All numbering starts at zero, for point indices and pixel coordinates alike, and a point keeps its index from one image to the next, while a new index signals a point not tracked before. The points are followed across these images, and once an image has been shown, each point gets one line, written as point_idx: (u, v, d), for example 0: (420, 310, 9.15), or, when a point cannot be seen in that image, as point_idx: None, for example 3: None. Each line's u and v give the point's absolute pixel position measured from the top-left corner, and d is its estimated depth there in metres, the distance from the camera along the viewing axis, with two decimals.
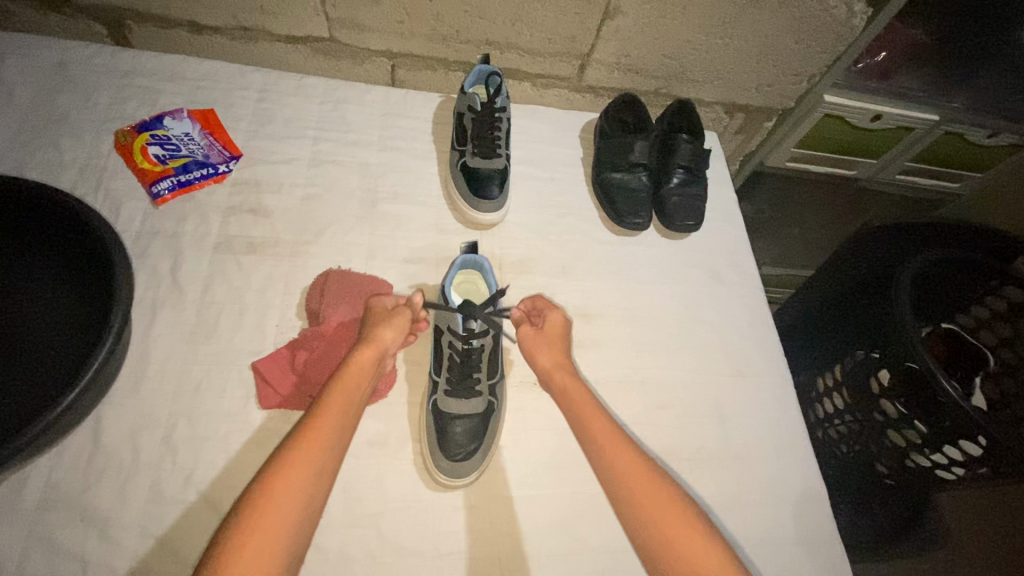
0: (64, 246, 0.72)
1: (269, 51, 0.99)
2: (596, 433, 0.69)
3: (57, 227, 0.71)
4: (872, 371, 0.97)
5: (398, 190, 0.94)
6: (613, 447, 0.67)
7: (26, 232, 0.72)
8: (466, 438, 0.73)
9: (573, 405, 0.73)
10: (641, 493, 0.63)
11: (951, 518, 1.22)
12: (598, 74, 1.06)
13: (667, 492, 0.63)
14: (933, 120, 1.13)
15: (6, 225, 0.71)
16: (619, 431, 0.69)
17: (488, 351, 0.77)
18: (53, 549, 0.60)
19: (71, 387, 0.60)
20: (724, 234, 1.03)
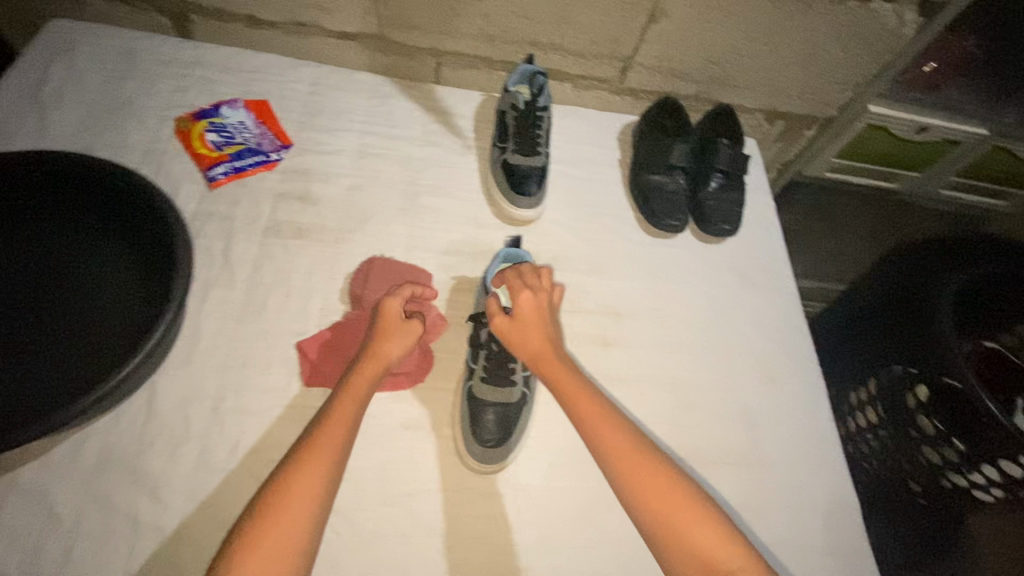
0: (128, 224, 0.76)
1: (321, 46, 1.03)
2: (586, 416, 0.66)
3: (123, 204, 0.76)
4: (909, 386, 0.98)
5: (438, 185, 0.96)
6: (610, 434, 0.65)
7: (92, 209, 0.76)
8: (496, 426, 0.74)
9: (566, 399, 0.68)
10: (648, 483, 0.61)
11: (990, 546, 1.18)
12: (639, 77, 1.07)
13: (676, 482, 0.61)
14: (980, 135, 1.14)
15: (78, 201, 0.76)
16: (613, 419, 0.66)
17: None
18: (108, 507, 0.63)
19: (134, 353, 0.64)
20: (761, 241, 1.02)
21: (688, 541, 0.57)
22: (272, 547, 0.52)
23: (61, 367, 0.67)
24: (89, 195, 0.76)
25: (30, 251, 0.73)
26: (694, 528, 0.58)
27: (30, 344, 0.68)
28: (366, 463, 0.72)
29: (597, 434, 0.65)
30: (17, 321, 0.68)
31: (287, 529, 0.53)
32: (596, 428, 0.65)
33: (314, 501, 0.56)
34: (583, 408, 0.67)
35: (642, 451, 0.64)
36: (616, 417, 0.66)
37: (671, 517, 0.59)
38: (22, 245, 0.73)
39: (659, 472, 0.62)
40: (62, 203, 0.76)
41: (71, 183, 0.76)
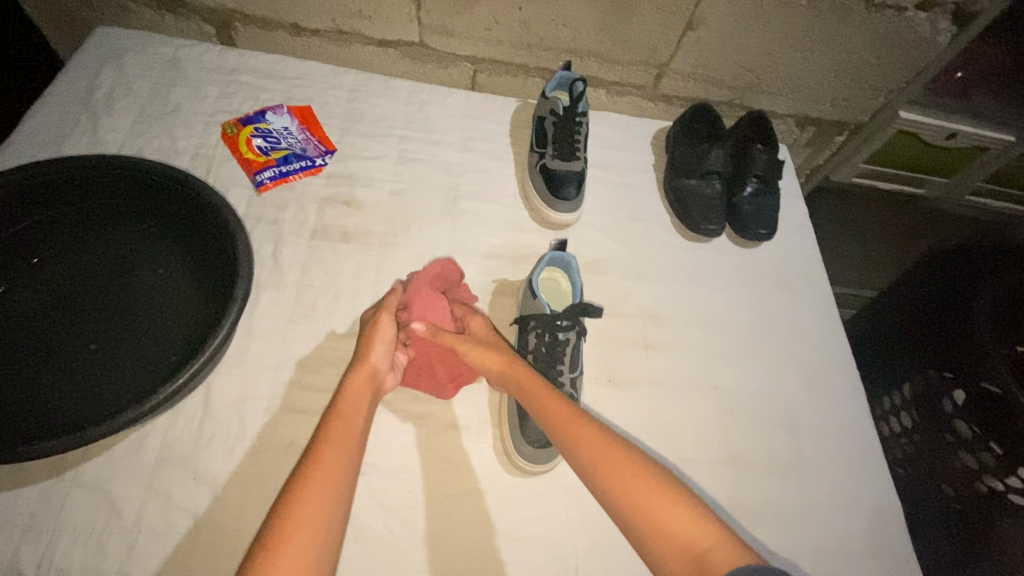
0: (185, 231, 0.78)
1: (361, 53, 1.05)
2: (557, 421, 0.65)
3: (183, 213, 0.79)
4: (945, 391, 0.98)
5: (478, 189, 0.98)
6: (580, 436, 0.63)
7: (150, 214, 0.79)
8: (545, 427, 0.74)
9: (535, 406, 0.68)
10: (617, 476, 0.59)
11: None
12: (673, 84, 1.08)
13: (645, 471, 0.59)
14: (1009, 141, 1.15)
15: (138, 206, 0.79)
16: (584, 421, 0.65)
17: (572, 346, 0.79)
18: (169, 504, 0.65)
19: (199, 354, 0.68)
20: (796, 246, 1.03)
21: (668, 532, 0.54)
22: (291, 565, 0.48)
23: (125, 367, 0.69)
24: (149, 201, 0.79)
25: (90, 254, 0.75)
26: (673, 517, 0.55)
27: (93, 344, 0.69)
28: (418, 462, 0.73)
29: (564, 438, 0.64)
30: (79, 322, 0.70)
31: (315, 516, 0.51)
32: (562, 431, 0.65)
33: (334, 485, 0.55)
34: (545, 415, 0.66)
35: (617, 449, 0.62)
36: (586, 419, 0.65)
37: (641, 507, 0.56)
38: (83, 249, 0.75)
39: (625, 464, 0.60)
40: (122, 210, 0.78)
41: (132, 190, 0.79)
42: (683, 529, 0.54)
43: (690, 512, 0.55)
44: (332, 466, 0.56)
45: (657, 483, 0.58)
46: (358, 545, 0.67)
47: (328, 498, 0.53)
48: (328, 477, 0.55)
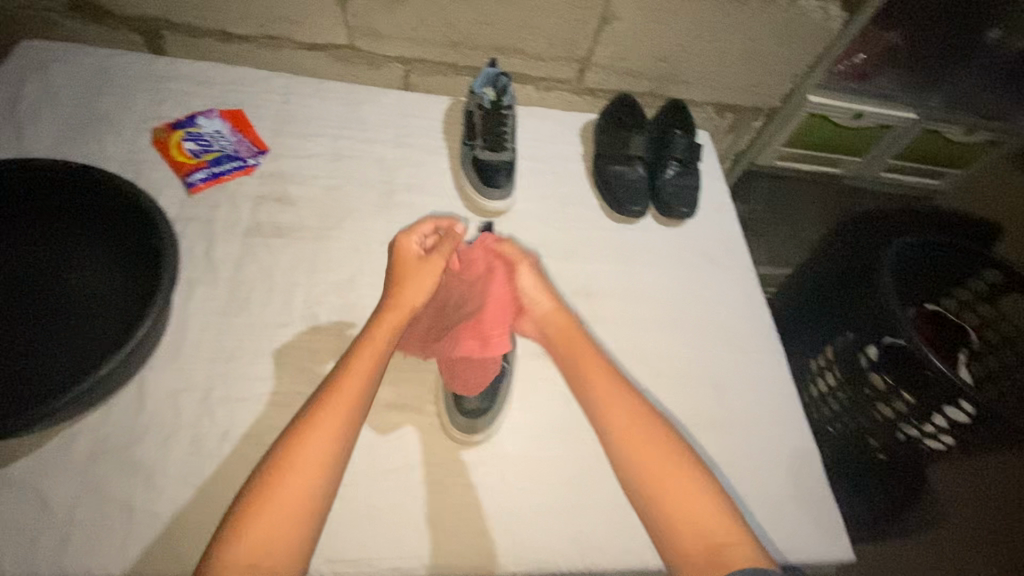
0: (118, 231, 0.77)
1: (293, 58, 1.08)
2: (602, 399, 0.69)
3: (112, 211, 0.76)
4: (861, 348, 1.05)
5: (412, 182, 1.01)
6: (621, 417, 0.67)
7: (81, 212, 0.77)
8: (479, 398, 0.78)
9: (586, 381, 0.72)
10: (649, 457, 0.63)
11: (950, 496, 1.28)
12: (597, 77, 1.14)
13: (697, 476, 0.62)
14: (913, 119, 1.27)
15: (67, 204, 0.77)
16: (633, 405, 0.69)
17: None
18: (103, 496, 0.65)
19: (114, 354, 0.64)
20: (718, 222, 1.09)
21: (689, 520, 0.58)
22: (285, 497, 0.54)
23: (57, 367, 0.69)
24: (78, 198, 0.77)
25: (24, 257, 0.75)
26: (696, 508, 0.59)
27: (24, 346, 0.70)
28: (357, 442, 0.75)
29: (614, 421, 0.67)
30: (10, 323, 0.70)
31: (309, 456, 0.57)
32: (613, 416, 0.68)
33: (333, 429, 0.59)
34: (600, 396, 0.69)
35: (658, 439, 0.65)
36: (635, 404, 0.69)
37: (680, 505, 0.59)
38: (17, 251, 0.75)
39: (675, 463, 0.63)
40: (51, 207, 0.76)
41: (57, 185, 0.76)
42: (706, 522, 0.58)
43: (725, 519, 0.58)
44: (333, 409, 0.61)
45: (688, 474, 0.62)
46: None
47: (325, 438, 0.59)
48: (329, 419, 0.60)
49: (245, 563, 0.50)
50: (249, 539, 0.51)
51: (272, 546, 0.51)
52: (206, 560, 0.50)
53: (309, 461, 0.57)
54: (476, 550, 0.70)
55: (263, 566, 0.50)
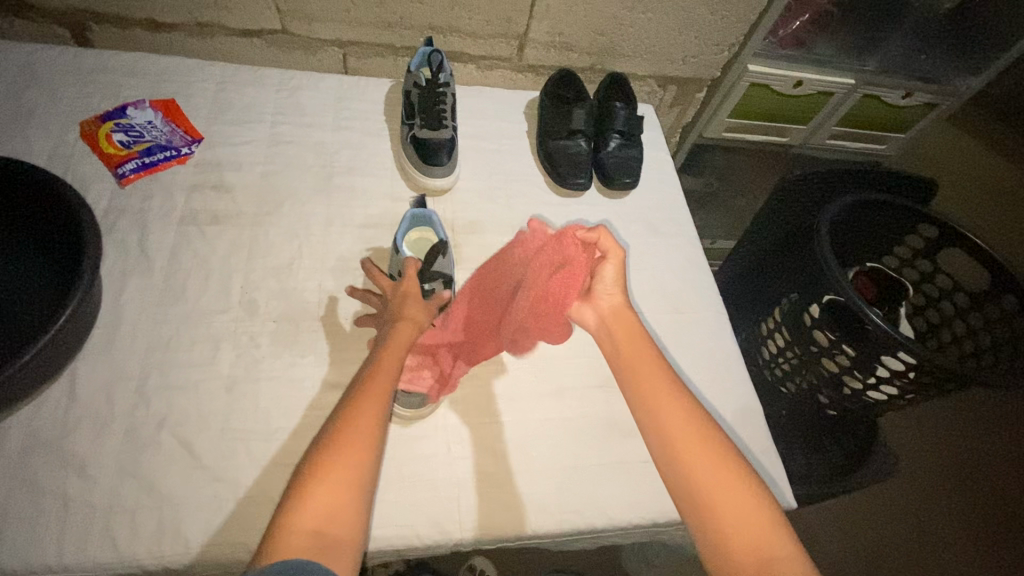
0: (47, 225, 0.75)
1: (226, 45, 1.06)
2: (643, 393, 0.67)
3: (38, 204, 0.75)
4: (804, 307, 1.08)
5: (353, 165, 1.00)
6: (667, 410, 0.65)
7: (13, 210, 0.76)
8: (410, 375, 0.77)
9: (629, 375, 0.70)
10: (688, 450, 0.62)
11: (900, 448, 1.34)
12: (537, 53, 1.14)
13: (734, 466, 0.61)
14: (851, 85, 1.30)
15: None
16: (676, 395, 0.67)
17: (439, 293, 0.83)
18: (35, 490, 0.64)
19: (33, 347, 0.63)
20: (661, 191, 1.10)
21: (730, 521, 0.57)
22: (339, 473, 0.55)
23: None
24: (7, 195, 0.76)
25: None
26: (736, 507, 0.58)
27: None
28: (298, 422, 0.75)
29: (662, 414, 0.65)
30: None
31: (360, 436, 0.58)
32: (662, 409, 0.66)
33: (376, 410, 0.61)
34: (644, 389, 0.68)
35: (701, 434, 0.63)
36: (678, 394, 0.67)
37: (725, 503, 0.58)
38: None
39: (722, 462, 0.61)
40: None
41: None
42: (750, 523, 0.56)
43: (773, 521, 0.57)
44: (376, 394, 0.62)
45: (734, 470, 0.60)
46: None
47: (371, 421, 0.60)
48: (373, 403, 0.61)
49: (310, 531, 0.51)
50: (309, 508, 0.52)
51: (332, 513, 0.53)
52: (270, 537, 0.51)
53: (362, 439, 0.58)
54: (422, 518, 0.71)
55: (328, 534, 0.51)
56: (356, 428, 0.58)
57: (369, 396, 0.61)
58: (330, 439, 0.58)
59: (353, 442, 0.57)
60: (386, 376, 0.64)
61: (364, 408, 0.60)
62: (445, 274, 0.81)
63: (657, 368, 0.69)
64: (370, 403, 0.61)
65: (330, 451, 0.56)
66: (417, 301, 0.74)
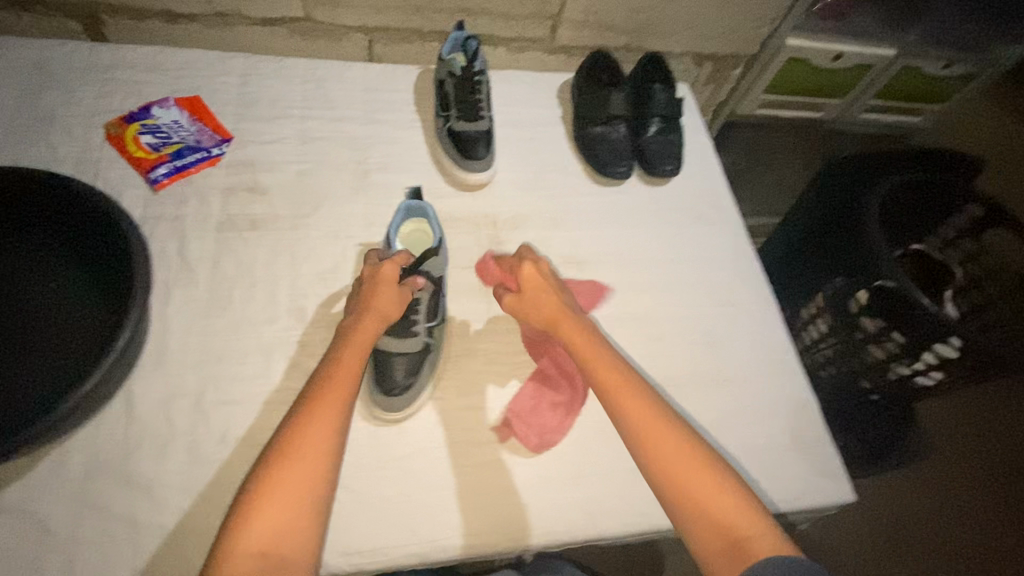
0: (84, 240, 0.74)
1: (247, 35, 1.01)
2: (605, 388, 0.68)
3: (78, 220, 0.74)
4: (850, 294, 1.06)
5: (388, 160, 0.97)
6: (629, 402, 0.67)
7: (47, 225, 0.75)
8: (389, 371, 0.74)
9: (588, 366, 0.71)
10: (656, 442, 0.63)
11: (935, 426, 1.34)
12: (570, 33, 1.09)
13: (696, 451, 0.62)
14: (891, 55, 1.27)
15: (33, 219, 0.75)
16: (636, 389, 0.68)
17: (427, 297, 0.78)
18: (103, 513, 0.63)
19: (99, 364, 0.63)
20: (704, 177, 1.07)
21: (708, 510, 0.58)
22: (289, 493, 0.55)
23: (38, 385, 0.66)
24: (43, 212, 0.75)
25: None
26: (712, 495, 0.59)
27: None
28: (356, 433, 0.73)
29: (642, 433, 0.64)
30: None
31: (310, 452, 0.58)
32: (640, 430, 0.65)
33: (328, 423, 0.60)
34: (626, 411, 0.66)
35: (669, 423, 0.65)
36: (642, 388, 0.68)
37: (700, 494, 0.59)
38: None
39: (686, 449, 0.62)
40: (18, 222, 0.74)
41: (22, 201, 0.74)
42: (726, 510, 0.58)
43: (744, 502, 0.58)
44: (330, 405, 0.61)
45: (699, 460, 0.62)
46: None
47: (325, 436, 0.59)
48: (326, 415, 0.61)
49: (257, 553, 0.52)
50: (250, 538, 0.52)
51: (280, 533, 0.54)
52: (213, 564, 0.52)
53: (313, 456, 0.58)
54: (489, 527, 0.71)
55: (275, 556, 0.52)
56: (306, 444, 0.58)
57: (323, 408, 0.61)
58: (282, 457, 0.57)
59: (300, 460, 0.57)
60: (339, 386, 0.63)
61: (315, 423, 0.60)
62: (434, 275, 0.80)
63: (611, 365, 0.70)
64: (322, 416, 0.60)
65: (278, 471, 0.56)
66: (390, 288, 0.73)
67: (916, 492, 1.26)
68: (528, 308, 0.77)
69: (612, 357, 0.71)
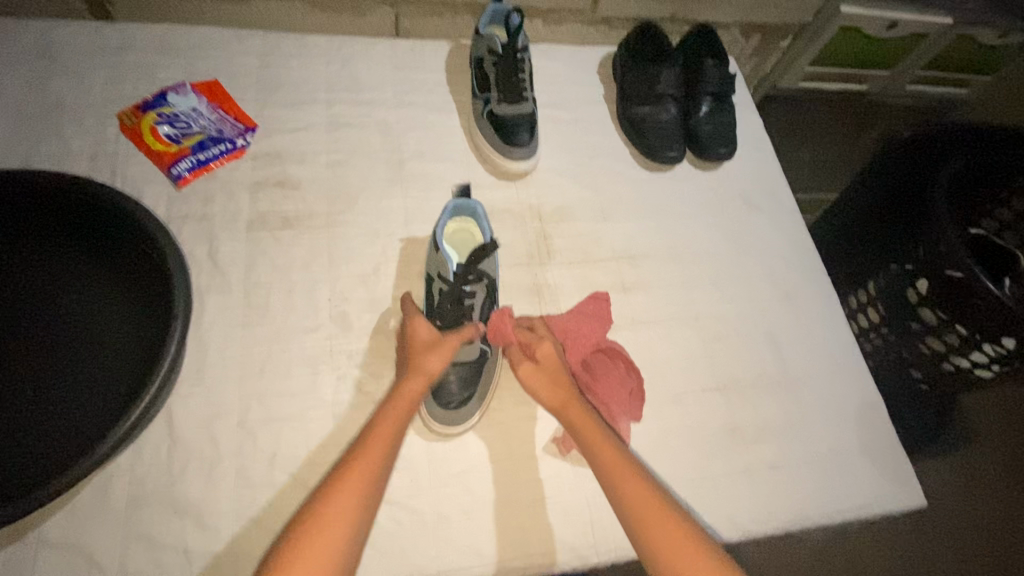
0: (112, 248, 0.71)
1: (264, 10, 0.92)
2: (604, 461, 0.63)
3: (106, 227, 0.71)
4: (908, 283, 0.99)
5: (423, 148, 0.90)
6: (623, 479, 0.62)
7: (69, 234, 0.71)
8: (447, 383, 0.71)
9: (583, 439, 0.66)
10: (654, 525, 0.58)
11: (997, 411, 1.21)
12: (613, 4, 1.00)
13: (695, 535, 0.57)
14: (946, 24, 1.15)
15: (54, 228, 0.71)
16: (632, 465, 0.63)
17: (480, 302, 0.74)
18: (152, 543, 0.59)
19: (154, 378, 0.62)
20: (756, 160, 1.01)
21: None
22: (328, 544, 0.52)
23: (82, 406, 0.63)
24: (65, 220, 0.71)
25: (13, 290, 0.67)
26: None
27: (41, 387, 0.63)
28: (412, 448, 0.70)
29: (649, 529, 0.58)
30: (19, 362, 0.64)
31: (352, 503, 0.55)
32: (646, 524, 0.58)
33: (376, 470, 0.58)
34: (627, 503, 0.60)
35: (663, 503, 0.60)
36: (633, 462, 0.64)
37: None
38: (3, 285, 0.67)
39: (677, 531, 0.57)
40: (40, 235, 0.70)
41: (41, 209, 0.70)
42: None
43: None
44: (376, 453, 0.59)
45: (696, 543, 0.56)
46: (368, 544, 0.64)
47: (369, 486, 0.57)
48: (372, 463, 0.59)
49: None
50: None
51: None
52: None
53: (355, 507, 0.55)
54: (555, 544, 0.68)
55: None
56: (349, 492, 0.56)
57: (370, 454, 0.59)
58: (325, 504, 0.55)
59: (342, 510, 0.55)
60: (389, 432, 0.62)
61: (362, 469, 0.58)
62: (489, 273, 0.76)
63: (606, 437, 0.65)
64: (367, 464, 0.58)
65: (319, 520, 0.54)
66: (436, 347, 0.67)
67: (998, 489, 1.13)
68: (533, 384, 0.70)
69: (610, 435, 0.65)
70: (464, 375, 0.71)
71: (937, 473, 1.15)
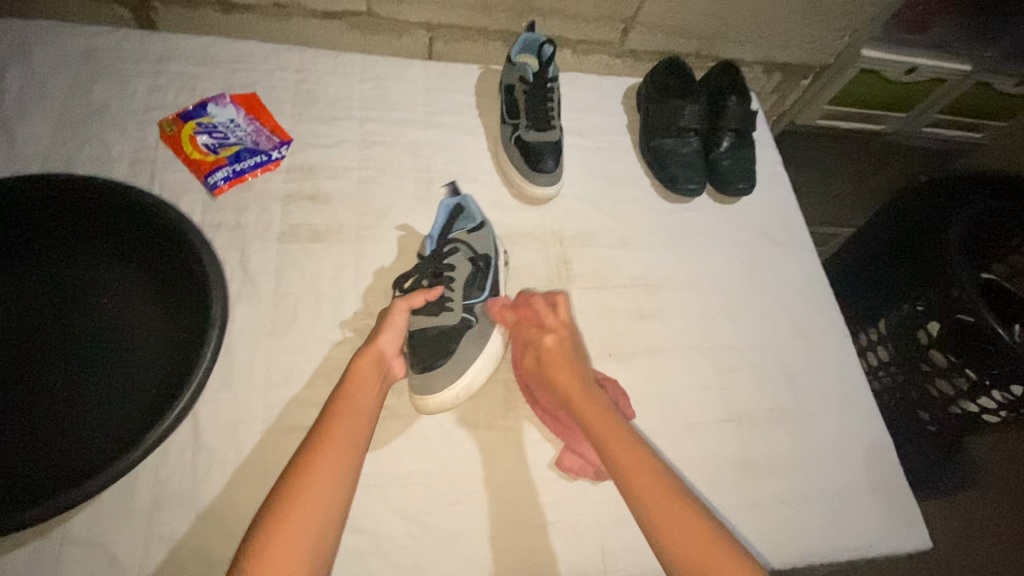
0: (148, 253, 0.74)
1: (303, 27, 0.95)
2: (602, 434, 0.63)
3: (145, 233, 0.74)
4: (921, 324, 0.99)
5: (452, 168, 0.92)
6: (618, 449, 0.61)
7: (106, 235, 0.74)
8: (426, 353, 0.72)
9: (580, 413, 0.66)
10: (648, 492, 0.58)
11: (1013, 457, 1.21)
12: (641, 37, 1.03)
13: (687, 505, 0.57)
14: (965, 71, 1.16)
15: (91, 230, 0.74)
16: (630, 435, 0.63)
17: (461, 274, 0.76)
18: (174, 546, 0.61)
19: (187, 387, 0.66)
20: (775, 196, 1.03)
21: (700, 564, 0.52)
22: (290, 542, 0.51)
23: (109, 405, 0.66)
24: (104, 221, 0.74)
25: (48, 285, 0.70)
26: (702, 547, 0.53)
27: (69, 383, 0.66)
28: (430, 464, 0.71)
29: (666, 531, 0.55)
30: (47, 355, 0.66)
31: (315, 498, 0.54)
32: (662, 524, 0.56)
33: (341, 461, 0.57)
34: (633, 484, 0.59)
35: (658, 474, 0.59)
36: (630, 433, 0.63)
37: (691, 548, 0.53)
38: (39, 280, 0.70)
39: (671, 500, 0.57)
40: (77, 233, 0.74)
41: (85, 211, 0.74)
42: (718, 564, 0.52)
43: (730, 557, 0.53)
44: (339, 443, 0.58)
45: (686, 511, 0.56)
46: (383, 557, 0.66)
47: (332, 478, 0.56)
48: (336, 454, 0.57)
49: None
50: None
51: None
52: None
53: (319, 501, 0.54)
54: (566, 567, 0.69)
55: None
56: (313, 485, 0.55)
57: (333, 446, 0.58)
58: (286, 499, 0.53)
59: (305, 503, 0.53)
60: (352, 422, 0.61)
61: (325, 462, 0.56)
62: (468, 243, 0.78)
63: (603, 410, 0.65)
64: (330, 456, 0.57)
65: (281, 516, 0.52)
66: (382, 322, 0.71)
67: (1003, 534, 1.13)
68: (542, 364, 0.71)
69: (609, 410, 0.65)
70: (433, 346, 0.72)
71: (945, 516, 1.15)
